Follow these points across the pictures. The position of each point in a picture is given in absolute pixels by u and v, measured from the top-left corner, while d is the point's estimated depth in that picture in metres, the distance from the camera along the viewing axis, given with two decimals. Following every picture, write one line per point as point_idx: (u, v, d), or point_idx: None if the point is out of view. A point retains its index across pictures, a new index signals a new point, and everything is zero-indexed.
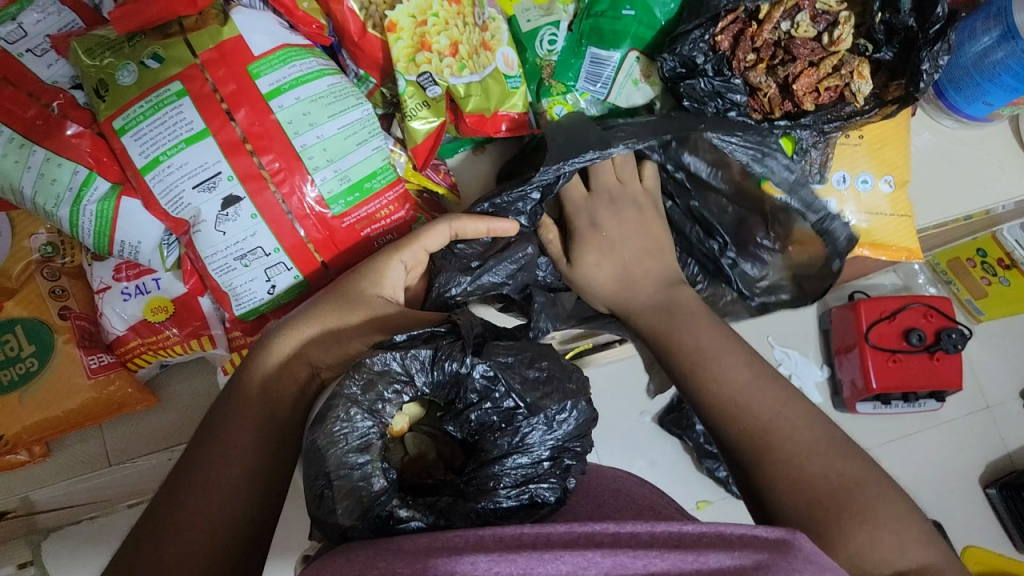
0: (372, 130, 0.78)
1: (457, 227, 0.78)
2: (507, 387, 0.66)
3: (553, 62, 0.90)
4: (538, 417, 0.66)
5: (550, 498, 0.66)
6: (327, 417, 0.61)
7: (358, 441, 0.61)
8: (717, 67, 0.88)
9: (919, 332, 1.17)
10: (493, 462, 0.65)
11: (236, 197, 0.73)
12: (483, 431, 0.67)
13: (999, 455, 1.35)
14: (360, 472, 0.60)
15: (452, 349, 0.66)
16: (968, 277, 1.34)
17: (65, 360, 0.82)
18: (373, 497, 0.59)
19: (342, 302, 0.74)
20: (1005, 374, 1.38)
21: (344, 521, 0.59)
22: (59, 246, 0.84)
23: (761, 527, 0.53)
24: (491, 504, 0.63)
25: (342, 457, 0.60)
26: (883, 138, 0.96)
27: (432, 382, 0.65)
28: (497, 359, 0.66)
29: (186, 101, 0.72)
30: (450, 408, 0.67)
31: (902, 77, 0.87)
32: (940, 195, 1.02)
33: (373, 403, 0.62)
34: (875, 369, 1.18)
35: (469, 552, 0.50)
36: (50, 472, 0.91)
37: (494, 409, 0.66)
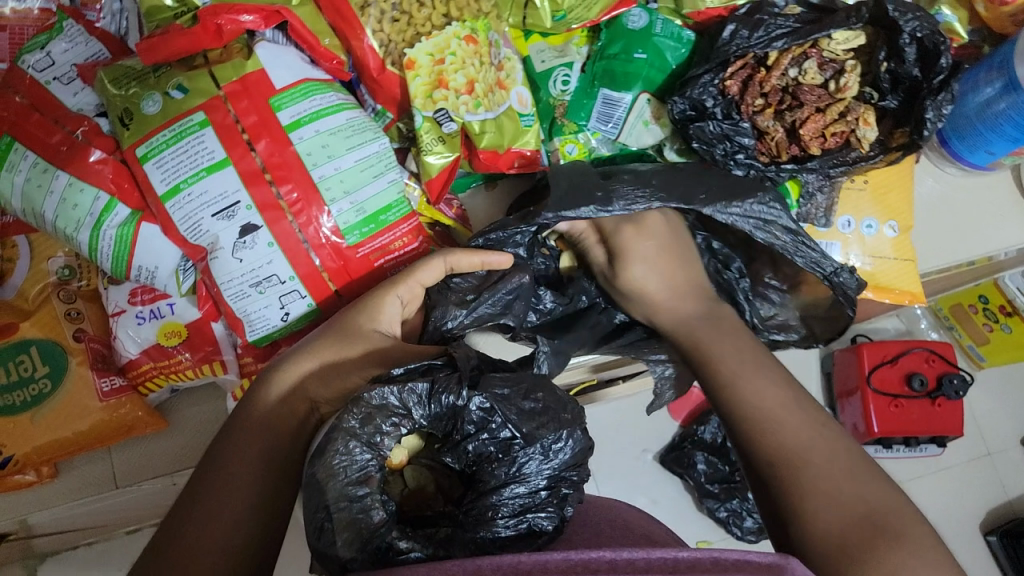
0: (389, 163, 0.80)
1: (452, 261, 0.80)
2: (503, 418, 0.65)
3: (565, 102, 0.92)
4: (535, 447, 0.65)
5: (548, 527, 0.65)
6: (326, 451, 0.60)
7: (358, 473, 0.59)
8: (726, 110, 0.90)
9: (920, 377, 1.20)
10: (491, 491, 0.64)
11: (254, 225, 0.75)
12: (481, 462, 0.65)
13: (999, 500, 1.37)
14: (360, 504, 0.58)
15: (448, 381, 0.64)
16: (971, 322, 1.39)
17: (78, 383, 0.83)
18: (373, 529, 0.57)
19: (340, 337, 0.74)
20: (1004, 421, 1.42)
21: (344, 553, 0.57)
22: (76, 270, 0.86)
23: (755, 552, 0.51)
24: (490, 534, 0.62)
25: (342, 489, 0.59)
26: (889, 184, 0.97)
27: (429, 415, 0.64)
28: (493, 392, 0.65)
29: (208, 131, 0.74)
30: (448, 440, 0.66)
31: (906, 125, 0.89)
32: (945, 241, 1.04)
33: (372, 436, 0.61)
34: (878, 416, 1.19)
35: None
36: (54, 495, 0.89)
37: (491, 440, 0.65)
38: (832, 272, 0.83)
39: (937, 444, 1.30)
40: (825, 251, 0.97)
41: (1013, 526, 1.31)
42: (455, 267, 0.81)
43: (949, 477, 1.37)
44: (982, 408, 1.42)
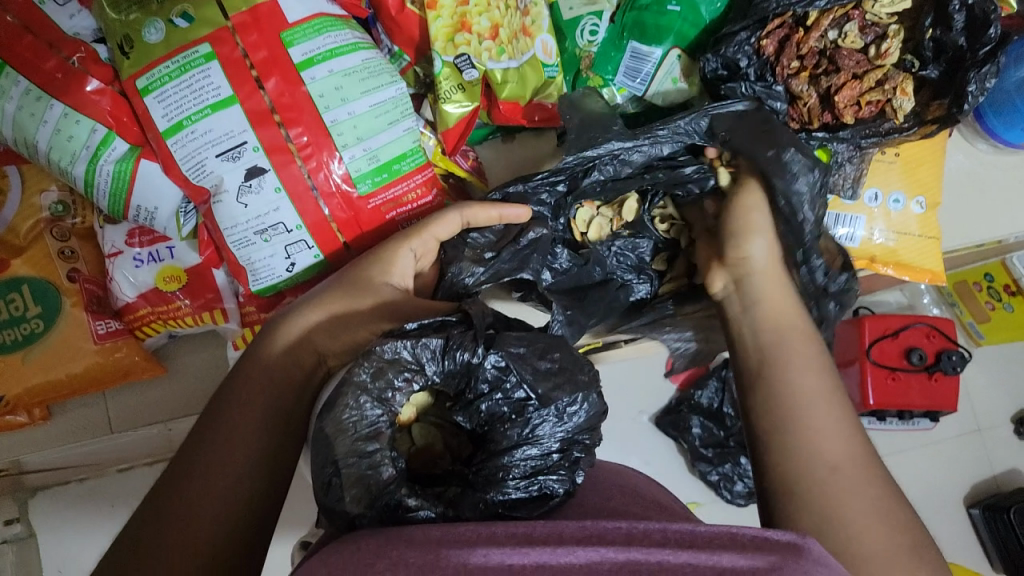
0: (405, 110, 0.76)
1: (469, 216, 0.76)
2: (521, 378, 0.61)
3: (592, 54, 0.88)
4: (550, 409, 0.61)
5: (560, 490, 0.62)
6: (336, 404, 0.57)
7: (367, 429, 0.57)
8: (760, 72, 0.86)
9: (920, 351, 1.09)
10: (502, 453, 0.61)
11: (261, 169, 0.71)
12: (493, 422, 0.62)
13: (984, 478, 1.24)
14: (369, 461, 0.56)
15: (463, 338, 0.61)
16: (973, 301, 1.22)
17: (72, 325, 0.80)
18: (382, 485, 0.55)
19: (348, 288, 0.71)
20: (1000, 397, 1.26)
21: (352, 509, 0.55)
22: (70, 206, 0.81)
23: (773, 530, 0.51)
24: (500, 496, 0.60)
25: (351, 444, 0.56)
26: (920, 157, 0.94)
27: (443, 371, 0.60)
28: (509, 350, 0.61)
29: (214, 65, 0.69)
30: (460, 398, 0.63)
31: (945, 97, 0.83)
32: (970, 219, 1.01)
33: (382, 391, 0.58)
34: (873, 387, 1.09)
35: (482, 546, 0.48)
36: (49, 436, 0.88)
37: (505, 400, 0.61)
38: (805, 260, 0.82)
39: (933, 418, 1.16)
40: (849, 224, 0.95)
41: (997, 500, 1.17)
42: (472, 222, 0.77)
43: (936, 452, 1.24)
44: (977, 384, 1.26)
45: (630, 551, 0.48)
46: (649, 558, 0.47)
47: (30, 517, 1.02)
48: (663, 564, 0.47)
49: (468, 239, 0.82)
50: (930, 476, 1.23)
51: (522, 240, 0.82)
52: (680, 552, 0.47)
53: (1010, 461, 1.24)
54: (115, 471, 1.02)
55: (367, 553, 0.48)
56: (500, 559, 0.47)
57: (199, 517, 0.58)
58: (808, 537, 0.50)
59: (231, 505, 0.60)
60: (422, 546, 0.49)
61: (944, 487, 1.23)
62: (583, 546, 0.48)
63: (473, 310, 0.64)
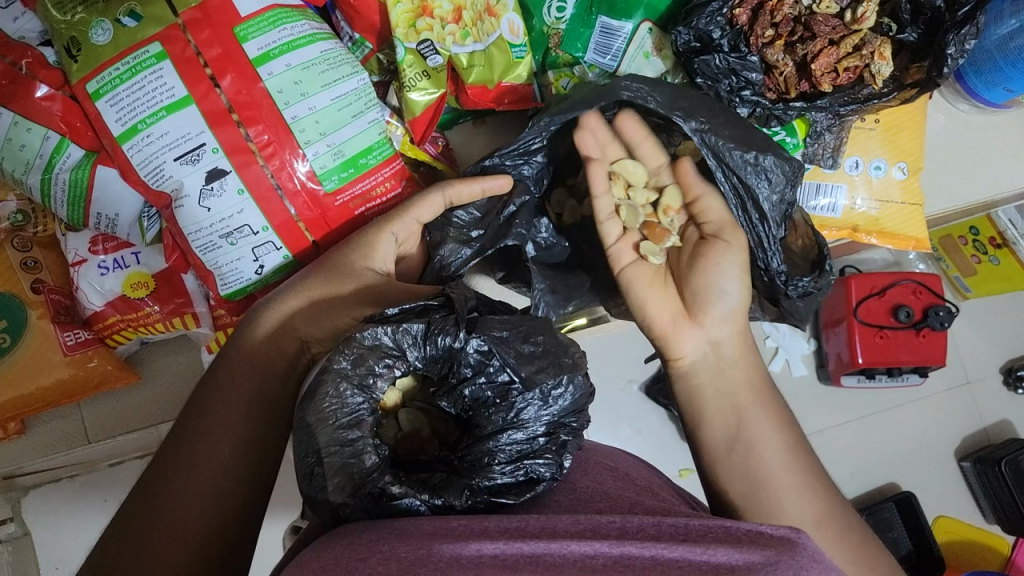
0: (368, 101, 0.74)
1: (451, 195, 0.72)
2: (505, 360, 0.58)
3: (561, 31, 0.85)
4: (534, 393, 0.59)
5: (548, 474, 0.59)
6: (316, 393, 0.54)
7: (347, 418, 0.55)
8: (733, 42, 0.83)
9: (907, 309, 1.08)
10: (487, 437, 0.59)
11: (222, 170, 0.68)
12: (477, 407, 0.59)
13: (975, 429, 1.24)
14: (352, 449, 0.54)
15: (445, 323, 0.58)
16: (959, 254, 1.21)
17: (39, 337, 0.78)
18: (365, 473, 0.53)
19: (331, 273, 0.68)
20: (986, 349, 1.26)
21: (336, 498, 0.53)
22: (31, 214, 0.78)
23: (767, 523, 0.53)
24: (488, 482, 0.57)
25: (331, 434, 0.54)
26: (900, 123, 0.92)
27: (425, 356, 0.58)
28: (492, 334, 0.58)
29: (167, 65, 0.66)
30: (443, 382, 0.60)
31: (924, 60, 0.81)
32: (953, 181, 1.00)
33: (363, 377, 0.55)
34: (860, 344, 1.09)
35: (474, 539, 0.48)
36: (27, 450, 0.88)
37: (488, 384, 0.58)
38: (765, 265, 0.77)
39: (921, 375, 1.15)
40: (830, 195, 0.93)
41: (987, 452, 1.17)
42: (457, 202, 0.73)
43: (926, 406, 1.23)
44: (965, 336, 1.26)
45: (624, 546, 0.49)
46: (643, 552, 0.48)
47: (24, 516, 0.93)
48: (656, 559, 0.48)
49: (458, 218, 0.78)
50: (921, 429, 1.23)
51: (505, 215, 0.80)
52: (676, 546, 0.49)
53: (998, 411, 1.25)
54: (108, 465, 0.94)
55: (359, 548, 0.47)
56: (493, 552, 0.47)
57: (183, 520, 0.57)
58: (803, 532, 0.51)
59: (212, 512, 0.59)
60: (413, 541, 0.48)
61: (935, 440, 1.23)
62: (577, 541, 0.49)
63: (455, 293, 0.61)
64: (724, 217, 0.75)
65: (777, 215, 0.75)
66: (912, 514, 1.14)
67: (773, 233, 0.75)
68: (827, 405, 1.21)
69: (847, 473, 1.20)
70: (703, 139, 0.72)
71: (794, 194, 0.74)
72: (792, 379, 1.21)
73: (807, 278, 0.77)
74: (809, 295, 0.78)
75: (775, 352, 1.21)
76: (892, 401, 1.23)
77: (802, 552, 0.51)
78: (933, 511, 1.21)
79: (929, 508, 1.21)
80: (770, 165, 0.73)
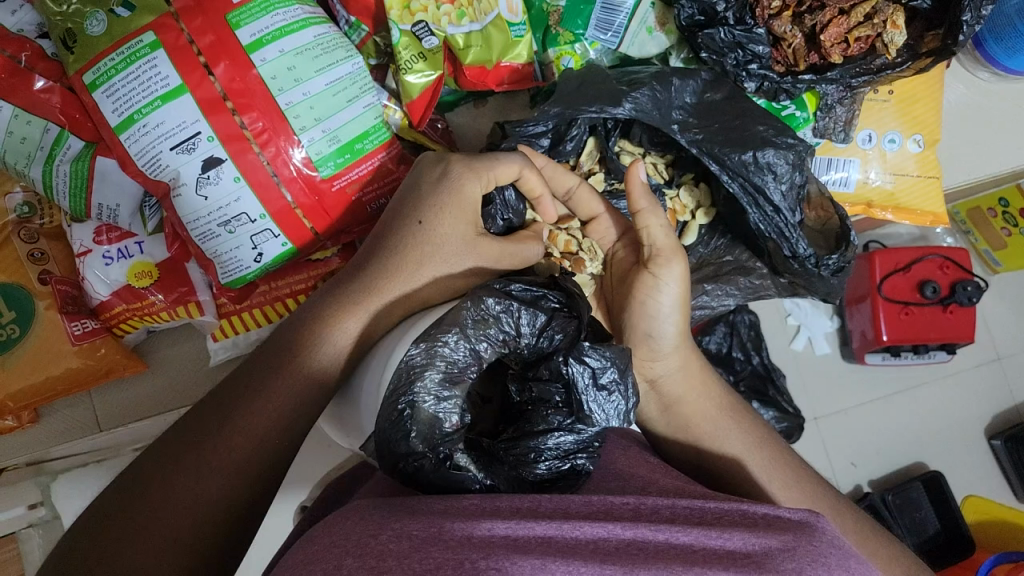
0: (363, 85, 0.73)
1: (527, 172, 0.70)
2: (585, 379, 0.60)
3: (560, 8, 0.83)
4: (608, 410, 0.60)
5: (588, 467, 0.63)
6: (434, 336, 0.59)
7: (454, 371, 0.58)
8: (739, 14, 0.81)
9: (934, 284, 1.05)
10: (538, 434, 0.61)
11: (218, 159, 0.68)
12: (539, 404, 0.62)
13: (1007, 407, 1.20)
14: (444, 404, 0.57)
15: (564, 323, 0.63)
16: (988, 227, 1.17)
17: (48, 327, 0.78)
18: (445, 434, 0.57)
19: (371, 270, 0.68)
20: (1018, 324, 1.22)
21: (415, 446, 0.56)
22: (37, 206, 0.80)
23: (784, 507, 0.54)
24: (530, 474, 0.61)
25: (432, 381, 0.57)
26: (915, 93, 0.89)
27: (533, 347, 0.63)
28: (589, 360, 0.60)
29: (160, 54, 0.66)
30: (520, 370, 0.64)
31: (940, 27, 0.79)
32: (974, 153, 0.96)
33: (477, 340, 0.60)
34: (886, 322, 1.06)
35: (485, 519, 0.49)
36: (41, 439, 0.86)
37: (562, 391, 0.61)
38: (792, 253, 0.79)
39: (949, 352, 1.12)
40: (842, 169, 0.90)
41: (1019, 430, 1.14)
42: (524, 180, 0.71)
43: (956, 384, 1.20)
44: (996, 312, 1.22)
45: (637, 529, 0.49)
46: (656, 536, 0.49)
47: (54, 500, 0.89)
48: (669, 542, 0.48)
49: (504, 197, 0.75)
50: (951, 408, 1.20)
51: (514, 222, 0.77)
52: (690, 530, 0.49)
53: None
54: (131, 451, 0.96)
55: (369, 525, 0.48)
56: (504, 532, 0.47)
57: None
58: (819, 514, 0.52)
59: None
60: (422, 520, 0.48)
61: (967, 419, 1.20)
62: (589, 523, 0.49)
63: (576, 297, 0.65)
64: (663, 241, 0.70)
65: (789, 202, 0.77)
66: (940, 495, 1.11)
67: (791, 220, 0.77)
68: (850, 383, 1.19)
69: (872, 451, 1.18)
70: (701, 149, 0.76)
71: (803, 176, 0.78)
72: (815, 359, 1.19)
73: (836, 254, 0.77)
74: (844, 269, 0.78)
75: (797, 330, 1.19)
76: (920, 378, 1.20)
77: (819, 536, 0.51)
78: (963, 490, 1.17)
79: (958, 487, 1.18)
80: (773, 159, 0.76)
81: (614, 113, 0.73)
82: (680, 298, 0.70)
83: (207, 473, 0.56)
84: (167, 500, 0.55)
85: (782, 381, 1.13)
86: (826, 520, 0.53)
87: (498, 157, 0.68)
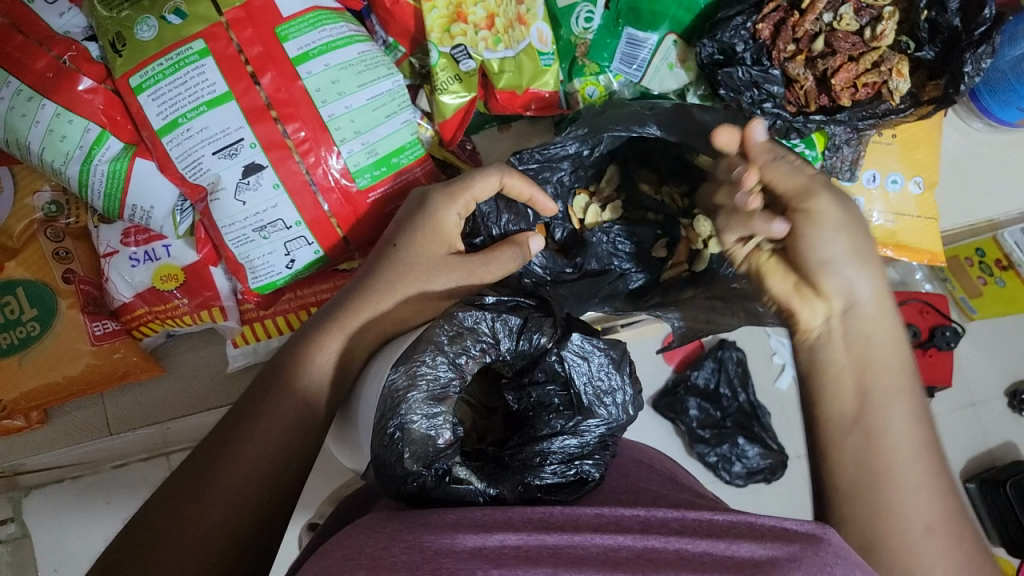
0: (402, 102, 0.75)
1: (507, 182, 0.70)
2: (581, 375, 0.63)
3: (588, 40, 0.87)
4: (603, 406, 0.63)
5: (595, 474, 0.62)
6: (412, 358, 0.58)
7: (437, 389, 0.58)
8: (756, 56, 0.84)
9: (914, 328, 1.10)
10: (542, 439, 0.63)
11: (259, 165, 0.70)
12: (540, 410, 0.65)
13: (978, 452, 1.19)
14: (432, 423, 0.58)
15: (542, 322, 0.63)
16: (965, 276, 1.13)
17: (68, 326, 0.78)
18: (439, 450, 0.57)
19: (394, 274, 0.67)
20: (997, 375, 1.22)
21: (410, 467, 0.56)
22: (64, 206, 0.80)
23: (790, 520, 0.51)
24: (536, 480, 0.61)
25: (418, 400, 0.58)
26: (916, 139, 0.95)
27: (516, 350, 0.63)
28: (581, 355, 0.63)
29: (209, 61, 0.68)
30: (515, 378, 0.66)
31: (941, 77, 0.83)
32: (966, 198, 1.01)
33: (457, 355, 0.60)
34: None
35: (495, 531, 0.49)
36: (46, 439, 0.85)
37: (558, 392, 0.64)
38: None
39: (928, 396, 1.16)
40: None
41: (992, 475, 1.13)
42: (509, 190, 0.71)
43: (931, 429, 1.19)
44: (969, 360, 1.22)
45: (646, 540, 0.48)
46: (666, 546, 0.48)
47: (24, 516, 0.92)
48: (678, 552, 0.47)
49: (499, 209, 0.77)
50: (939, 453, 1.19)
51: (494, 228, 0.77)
52: (699, 541, 0.48)
53: None
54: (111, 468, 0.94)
55: (383, 538, 0.49)
56: (515, 544, 0.48)
57: None
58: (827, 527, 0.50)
59: None
60: (433, 532, 0.49)
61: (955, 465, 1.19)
62: (598, 533, 0.49)
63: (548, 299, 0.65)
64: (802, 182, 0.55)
65: None
66: None
67: None
68: None
69: None
70: None
71: None
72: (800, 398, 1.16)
73: None
74: None
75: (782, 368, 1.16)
76: None
77: (826, 547, 0.48)
78: None
79: None
80: None
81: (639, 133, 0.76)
82: (842, 220, 0.54)
83: (240, 475, 0.56)
84: (183, 502, 0.54)
85: (767, 419, 1.14)
86: (833, 534, 0.50)
87: (471, 182, 0.69)
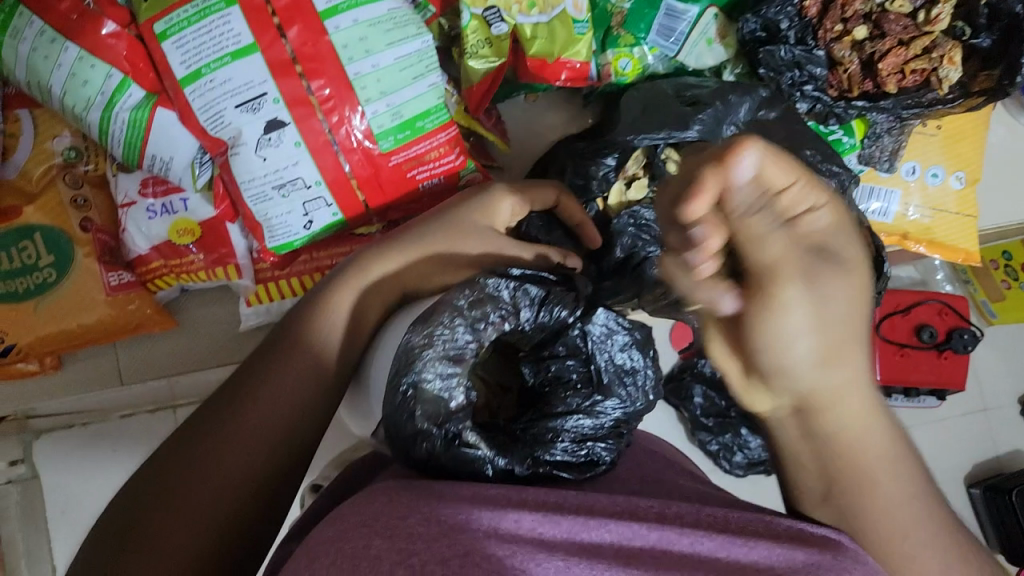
0: (430, 64, 0.72)
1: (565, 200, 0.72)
2: (603, 352, 0.64)
3: (625, 10, 0.83)
4: (619, 391, 0.63)
5: (607, 458, 0.59)
6: (431, 319, 0.56)
7: (454, 351, 0.56)
8: (800, 35, 0.81)
9: (931, 329, 1.06)
10: (556, 415, 0.61)
11: (281, 121, 0.68)
12: (557, 386, 0.64)
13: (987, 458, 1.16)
14: (446, 384, 0.56)
15: (565, 296, 0.63)
16: (988, 278, 1.13)
17: (84, 276, 0.77)
18: (450, 412, 0.55)
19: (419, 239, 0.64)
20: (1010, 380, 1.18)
21: (419, 426, 0.54)
22: (83, 151, 0.79)
23: (807, 522, 0.50)
24: (546, 455, 0.58)
25: (433, 360, 0.55)
26: (962, 131, 0.91)
27: (536, 323, 0.62)
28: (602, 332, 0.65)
29: (235, 11, 0.66)
30: (532, 351, 0.66)
31: (995, 67, 0.79)
32: (1011, 195, 0.97)
33: (476, 320, 0.58)
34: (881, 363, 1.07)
35: (512, 509, 0.47)
36: (57, 386, 0.84)
37: (576, 368, 0.64)
38: None
39: (938, 398, 1.12)
40: (883, 199, 0.91)
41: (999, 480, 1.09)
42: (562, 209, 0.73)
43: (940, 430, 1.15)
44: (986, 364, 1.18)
45: (661, 531, 0.46)
46: (681, 541, 0.46)
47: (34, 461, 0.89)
48: (694, 550, 0.45)
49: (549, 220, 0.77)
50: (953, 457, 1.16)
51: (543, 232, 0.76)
52: (715, 536, 0.46)
53: (1013, 441, 1.16)
54: None
55: (399, 508, 0.46)
56: (530, 528, 0.46)
57: None
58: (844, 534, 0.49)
59: None
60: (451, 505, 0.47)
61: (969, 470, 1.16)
62: (613, 522, 0.47)
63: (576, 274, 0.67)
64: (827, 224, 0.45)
65: None
66: None
67: None
68: None
69: None
70: None
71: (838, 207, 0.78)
72: None
73: None
74: None
75: None
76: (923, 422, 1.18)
77: (844, 557, 0.47)
78: None
79: None
80: None
81: (681, 138, 0.76)
82: (808, 298, 0.43)
83: None
84: None
85: None
86: (848, 537, 0.49)
87: (536, 185, 0.70)
